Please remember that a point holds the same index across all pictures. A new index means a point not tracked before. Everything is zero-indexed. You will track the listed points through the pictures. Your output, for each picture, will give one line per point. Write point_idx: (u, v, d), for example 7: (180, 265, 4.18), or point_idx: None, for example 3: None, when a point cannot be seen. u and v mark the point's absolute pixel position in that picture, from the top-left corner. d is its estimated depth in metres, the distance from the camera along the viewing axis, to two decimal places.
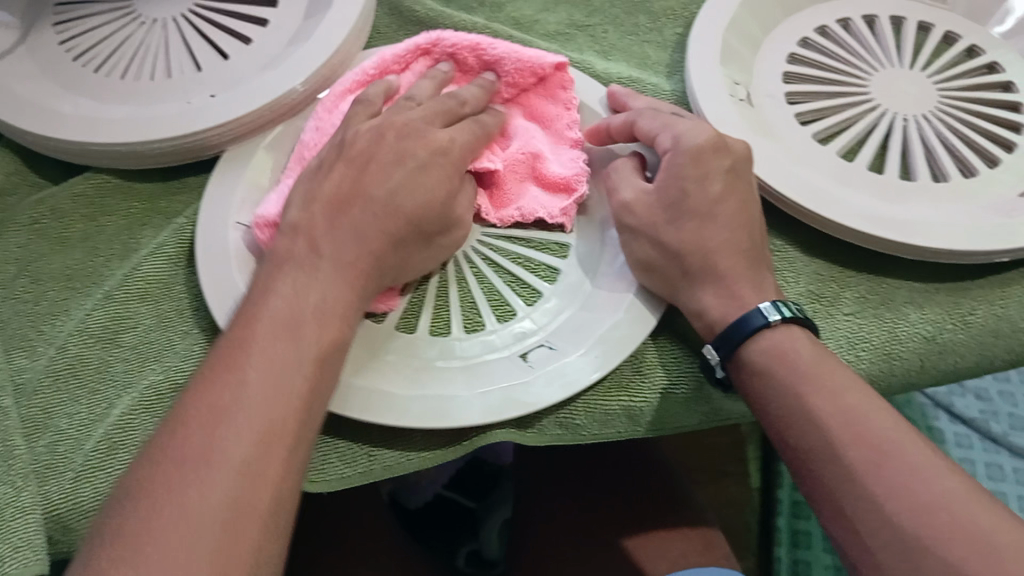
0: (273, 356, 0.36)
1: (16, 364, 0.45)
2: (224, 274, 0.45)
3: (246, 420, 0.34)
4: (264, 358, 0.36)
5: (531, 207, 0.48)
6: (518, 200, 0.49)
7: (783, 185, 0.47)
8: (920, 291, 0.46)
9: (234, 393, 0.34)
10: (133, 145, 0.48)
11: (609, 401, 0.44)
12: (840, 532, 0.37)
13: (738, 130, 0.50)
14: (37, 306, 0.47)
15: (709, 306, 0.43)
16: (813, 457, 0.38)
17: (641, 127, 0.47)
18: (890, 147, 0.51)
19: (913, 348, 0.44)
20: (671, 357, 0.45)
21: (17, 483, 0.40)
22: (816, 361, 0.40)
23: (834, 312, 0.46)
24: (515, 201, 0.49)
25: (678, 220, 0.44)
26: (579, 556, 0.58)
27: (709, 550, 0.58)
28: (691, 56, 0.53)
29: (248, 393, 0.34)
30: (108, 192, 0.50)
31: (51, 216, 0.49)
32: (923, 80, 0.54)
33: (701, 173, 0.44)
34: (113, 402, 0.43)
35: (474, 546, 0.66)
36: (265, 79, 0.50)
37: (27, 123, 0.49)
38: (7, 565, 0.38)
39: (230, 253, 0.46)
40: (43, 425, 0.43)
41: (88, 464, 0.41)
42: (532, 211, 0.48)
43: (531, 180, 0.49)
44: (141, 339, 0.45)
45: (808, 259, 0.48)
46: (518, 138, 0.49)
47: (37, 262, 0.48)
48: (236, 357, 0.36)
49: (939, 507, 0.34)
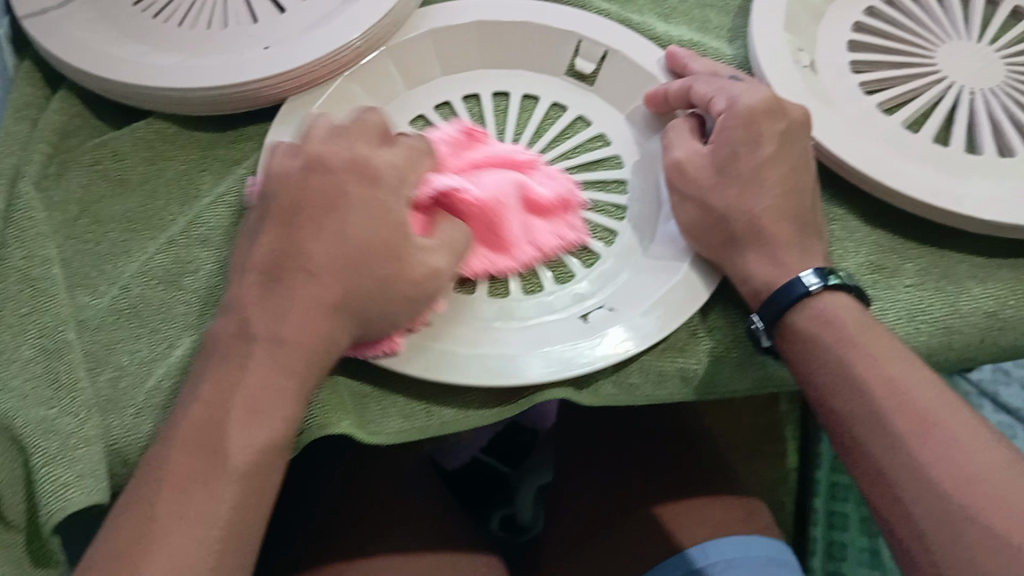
0: (242, 384, 0.36)
1: (78, 301, 0.46)
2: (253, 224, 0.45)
3: (207, 468, 0.35)
4: (231, 398, 0.36)
5: (543, 238, 0.46)
6: (526, 236, 0.46)
7: (843, 151, 0.47)
8: (982, 265, 0.46)
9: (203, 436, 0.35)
10: (184, 92, 0.48)
11: (662, 362, 0.44)
12: (879, 500, 0.36)
13: (800, 97, 0.49)
14: (98, 247, 0.47)
15: (754, 271, 0.42)
16: (856, 425, 0.37)
17: (697, 91, 0.46)
18: (956, 120, 0.50)
19: (975, 323, 0.44)
20: (724, 321, 0.45)
21: (80, 414, 0.41)
22: (862, 329, 0.39)
23: (894, 284, 0.45)
24: (521, 238, 0.46)
25: (727, 183, 0.43)
26: (615, 522, 0.58)
27: (750, 519, 0.57)
28: (755, 20, 0.52)
29: (208, 441, 0.35)
30: (169, 138, 0.51)
31: (112, 160, 0.50)
32: (991, 54, 0.52)
33: (752, 137, 0.43)
34: (173, 343, 0.44)
35: (508, 511, 0.75)
36: (321, 30, 0.50)
37: (82, 62, 0.49)
38: (70, 492, 0.39)
39: None
40: (104, 361, 0.44)
41: (149, 402, 0.42)
42: (547, 243, 0.46)
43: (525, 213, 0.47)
44: (201, 284, 0.46)
45: (869, 230, 0.47)
46: (484, 180, 0.46)
47: (98, 204, 0.49)
48: (222, 389, 0.36)
49: (983, 479, 0.33)
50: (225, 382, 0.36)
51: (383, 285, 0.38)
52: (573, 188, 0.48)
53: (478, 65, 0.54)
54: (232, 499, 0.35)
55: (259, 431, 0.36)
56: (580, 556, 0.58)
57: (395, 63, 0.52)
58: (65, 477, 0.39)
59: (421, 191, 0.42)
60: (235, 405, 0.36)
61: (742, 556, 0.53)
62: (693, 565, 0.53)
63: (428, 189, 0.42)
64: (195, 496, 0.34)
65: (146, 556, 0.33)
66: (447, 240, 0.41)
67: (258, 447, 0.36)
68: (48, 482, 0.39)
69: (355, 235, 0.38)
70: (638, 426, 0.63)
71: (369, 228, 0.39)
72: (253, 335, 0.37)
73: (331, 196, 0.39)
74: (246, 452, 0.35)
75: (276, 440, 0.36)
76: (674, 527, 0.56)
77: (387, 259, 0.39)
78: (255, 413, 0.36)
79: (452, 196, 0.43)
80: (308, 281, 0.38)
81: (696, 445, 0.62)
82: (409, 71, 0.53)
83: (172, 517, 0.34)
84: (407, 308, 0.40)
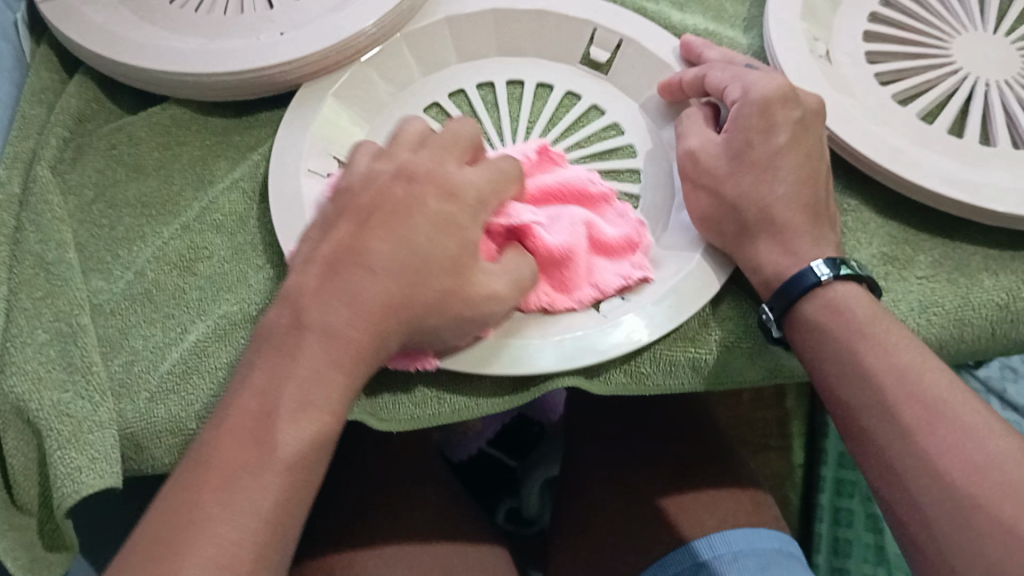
0: (294, 375, 0.35)
1: (93, 285, 0.46)
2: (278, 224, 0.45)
3: (257, 452, 0.33)
4: (285, 388, 0.35)
5: (603, 279, 0.44)
6: (588, 275, 0.44)
7: (857, 141, 0.47)
8: (995, 257, 0.46)
9: (252, 424, 0.34)
10: (200, 76, 0.48)
11: (674, 352, 0.44)
12: (887, 489, 0.36)
13: (815, 86, 0.49)
14: (113, 231, 0.48)
15: (766, 261, 0.42)
16: (865, 414, 0.37)
17: (712, 80, 0.46)
18: (971, 112, 0.50)
19: (986, 315, 0.44)
20: (736, 311, 0.45)
21: (95, 398, 0.41)
22: (873, 319, 0.39)
23: (906, 275, 0.45)
24: (583, 277, 0.44)
25: (741, 171, 0.43)
26: (624, 513, 0.57)
27: (758, 511, 0.57)
28: (770, 10, 0.52)
29: (259, 429, 0.34)
30: (184, 124, 0.51)
31: (126, 144, 0.50)
32: (1009, 47, 0.52)
33: (766, 125, 0.43)
34: (186, 328, 0.44)
35: (514, 504, 0.75)
36: (337, 15, 0.50)
37: (99, 46, 0.50)
38: (84, 475, 0.39)
39: (305, 205, 0.46)
40: (118, 346, 0.44)
41: (162, 386, 0.42)
42: (607, 285, 0.44)
43: (590, 251, 0.44)
44: (216, 270, 0.46)
45: (881, 221, 0.47)
46: (558, 215, 0.44)
47: (113, 188, 0.49)
48: (271, 377, 0.35)
49: (992, 467, 0.33)
50: (275, 370, 0.35)
51: (439, 299, 0.37)
52: (644, 229, 0.46)
53: (493, 52, 0.54)
54: (277, 489, 0.33)
55: (310, 423, 0.35)
56: (589, 545, 0.58)
57: (411, 50, 0.53)
58: (79, 460, 0.40)
59: (499, 221, 0.41)
60: (272, 390, 0.35)
61: (749, 548, 0.53)
62: (698, 558, 0.53)
63: (506, 219, 0.41)
64: (243, 482, 0.33)
65: (194, 537, 0.31)
66: (512, 269, 0.40)
67: (307, 440, 0.34)
68: (62, 465, 0.39)
69: (420, 246, 0.37)
70: (647, 417, 0.63)
71: (436, 242, 0.38)
72: (305, 324, 0.36)
73: (387, 197, 0.39)
74: (295, 442, 0.34)
75: (323, 434, 0.35)
76: (679, 517, 0.56)
77: (448, 276, 0.38)
78: (306, 405, 0.35)
79: (527, 233, 0.42)
80: (373, 286, 0.36)
81: (704, 436, 0.62)
82: (425, 58, 0.53)
83: (218, 501, 0.32)
84: (461, 327, 0.39)
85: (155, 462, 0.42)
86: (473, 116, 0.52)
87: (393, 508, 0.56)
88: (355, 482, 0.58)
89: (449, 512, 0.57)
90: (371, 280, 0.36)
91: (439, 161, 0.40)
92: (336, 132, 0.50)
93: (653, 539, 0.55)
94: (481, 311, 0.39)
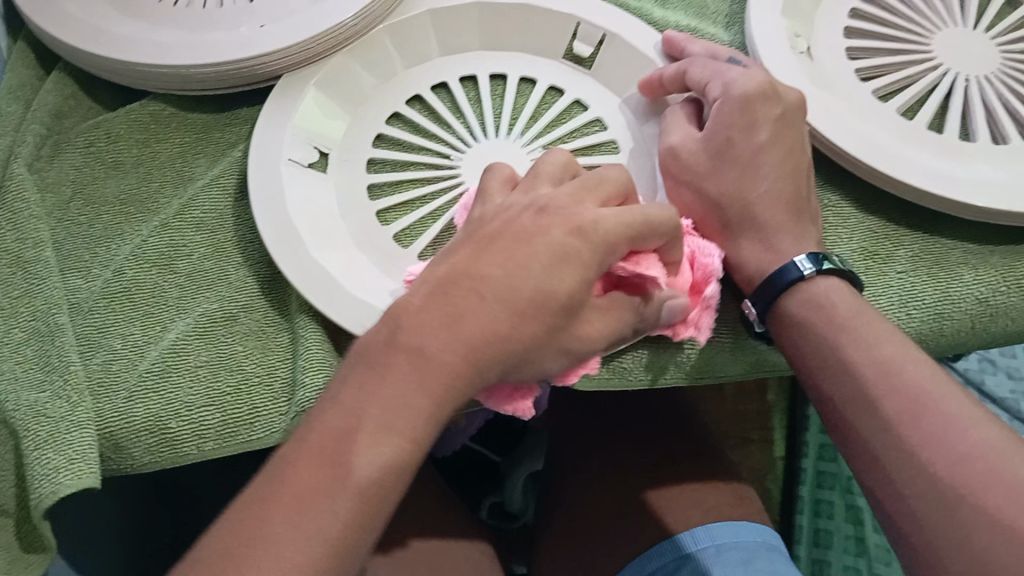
0: None
1: (70, 283, 0.45)
2: (274, 219, 0.44)
3: None
4: None
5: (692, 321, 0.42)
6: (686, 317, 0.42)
7: (838, 136, 0.47)
8: (974, 252, 0.46)
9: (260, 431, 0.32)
10: (179, 68, 0.48)
11: (655, 349, 0.43)
12: (873, 481, 0.36)
13: (797, 81, 0.49)
14: (91, 229, 0.47)
15: (747, 260, 0.43)
16: (850, 407, 0.38)
17: (692, 75, 0.46)
18: (951, 107, 0.50)
19: (965, 310, 0.44)
20: (718, 306, 0.45)
21: (72, 397, 0.41)
22: (856, 312, 0.39)
23: (886, 270, 0.45)
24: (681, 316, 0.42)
25: (722, 168, 0.43)
26: (610, 508, 0.57)
27: (742, 504, 0.57)
28: (752, 5, 0.52)
29: None
30: (163, 121, 0.51)
31: (106, 141, 0.50)
32: (988, 41, 0.52)
33: (747, 122, 0.43)
34: (166, 326, 0.44)
35: (497, 499, 0.74)
36: (322, 6, 0.50)
37: (74, 40, 0.49)
38: (63, 475, 0.39)
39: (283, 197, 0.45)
40: (97, 344, 0.44)
41: (142, 384, 0.42)
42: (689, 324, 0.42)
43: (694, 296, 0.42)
44: (195, 267, 0.46)
45: (862, 218, 0.47)
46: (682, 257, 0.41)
47: (92, 186, 0.49)
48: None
49: (976, 458, 0.33)
50: (363, 389, 0.32)
51: (550, 332, 0.35)
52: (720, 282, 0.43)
53: (477, 47, 0.54)
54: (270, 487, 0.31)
55: (384, 453, 0.31)
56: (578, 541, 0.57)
57: (394, 44, 0.52)
58: (57, 460, 0.39)
59: (624, 268, 0.37)
60: None
61: (731, 542, 0.52)
62: (683, 551, 0.52)
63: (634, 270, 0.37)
64: None
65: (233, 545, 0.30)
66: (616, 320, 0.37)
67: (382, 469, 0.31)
68: (38, 465, 0.39)
69: None
70: (634, 412, 0.64)
71: (548, 276, 0.34)
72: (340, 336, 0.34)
73: None
74: (371, 467, 0.31)
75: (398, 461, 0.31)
76: (666, 511, 0.55)
77: (560, 311, 0.34)
78: (387, 429, 0.31)
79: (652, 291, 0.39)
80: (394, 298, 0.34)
81: (689, 432, 0.62)
82: (407, 52, 0.53)
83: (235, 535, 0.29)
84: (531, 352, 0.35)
85: (135, 462, 0.42)
86: (456, 111, 0.52)
87: None
88: None
89: (434, 508, 0.57)
90: (482, 314, 0.33)
91: (579, 200, 0.36)
92: (317, 124, 0.50)
93: (639, 532, 0.55)
94: (579, 340, 0.36)
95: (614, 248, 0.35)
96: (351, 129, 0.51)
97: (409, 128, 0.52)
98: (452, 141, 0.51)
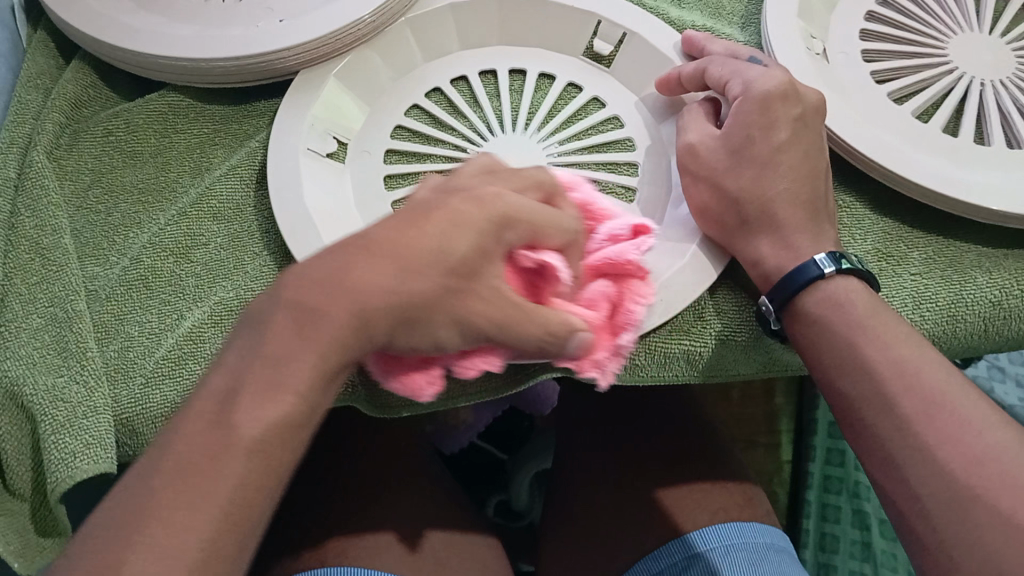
0: None
1: (88, 271, 0.46)
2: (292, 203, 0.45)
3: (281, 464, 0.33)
4: None
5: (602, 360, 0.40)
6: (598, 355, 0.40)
7: (853, 138, 0.47)
8: (988, 255, 0.46)
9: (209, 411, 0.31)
10: (198, 62, 0.48)
11: (668, 344, 0.44)
12: (885, 479, 0.37)
13: (813, 83, 0.49)
14: (110, 218, 0.48)
15: (765, 256, 0.43)
16: (864, 406, 0.38)
17: (711, 74, 0.46)
18: (966, 111, 0.50)
19: (979, 312, 0.44)
20: (732, 303, 0.45)
21: (89, 384, 0.41)
22: (872, 312, 0.40)
23: (899, 272, 0.46)
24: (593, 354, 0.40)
25: (739, 166, 0.43)
26: (617, 506, 0.57)
27: (750, 505, 0.57)
28: (769, 7, 0.52)
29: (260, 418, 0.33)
30: (181, 112, 0.51)
31: (124, 130, 0.50)
32: (1002, 47, 0.53)
33: (766, 122, 0.43)
34: (183, 314, 0.44)
35: (503, 497, 0.76)
36: (338, 1, 0.50)
37: (95, 31, 0.49)
38: (79, 460, 0.39)
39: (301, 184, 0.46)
40: (114, 331, 0.44)
41: (157, 371, 0.42)
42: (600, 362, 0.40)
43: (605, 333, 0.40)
44: (212, 256, 0.46)
45: (876, 219, 0.47)
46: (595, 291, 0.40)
47: (110, 175, 0.49)
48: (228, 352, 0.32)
49: (989, 459, 0.34)
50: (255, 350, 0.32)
51: (440, 294, 0.34)
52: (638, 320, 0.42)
53: (496, 41, 0.54)
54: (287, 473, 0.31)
55: (274, 409, 0.31)
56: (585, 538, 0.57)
57: (414, 36, 0.52)
58: (73, 445, 0.40)
59: (526, 255, 0.36)
60: None
61: (740, 542, 0.52)
62: (693, 550, 0.52)
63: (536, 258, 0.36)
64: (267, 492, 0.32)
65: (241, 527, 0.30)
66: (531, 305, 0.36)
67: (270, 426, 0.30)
68: (54, 450, 0.40)
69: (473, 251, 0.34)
70: (641, 411, 0.64)
71: (447, 238, 0.34)
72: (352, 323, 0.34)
73: None
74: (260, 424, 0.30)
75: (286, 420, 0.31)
76: (677, 509, 0.56)
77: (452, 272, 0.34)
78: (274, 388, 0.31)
79: (557, 283, 0.38)
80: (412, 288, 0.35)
81: (697, 432, 0.62)
82: (427, 45, 0.53)
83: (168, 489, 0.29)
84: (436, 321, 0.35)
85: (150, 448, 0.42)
86: (474, 104, 0.53)
87: (381, 497, 0.56)
88: (346, 472, 0.58)
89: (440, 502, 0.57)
90: (366, 282, 0.33)
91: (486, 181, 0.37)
92: (335, 113, 0.50)
93: (646, 529, 0.55)
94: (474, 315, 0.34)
95: (514, 224, 0.35)
96: (370, 119, 0.52)
97: (427, 119, 0.52)
98: (466, 132, 0.51)
